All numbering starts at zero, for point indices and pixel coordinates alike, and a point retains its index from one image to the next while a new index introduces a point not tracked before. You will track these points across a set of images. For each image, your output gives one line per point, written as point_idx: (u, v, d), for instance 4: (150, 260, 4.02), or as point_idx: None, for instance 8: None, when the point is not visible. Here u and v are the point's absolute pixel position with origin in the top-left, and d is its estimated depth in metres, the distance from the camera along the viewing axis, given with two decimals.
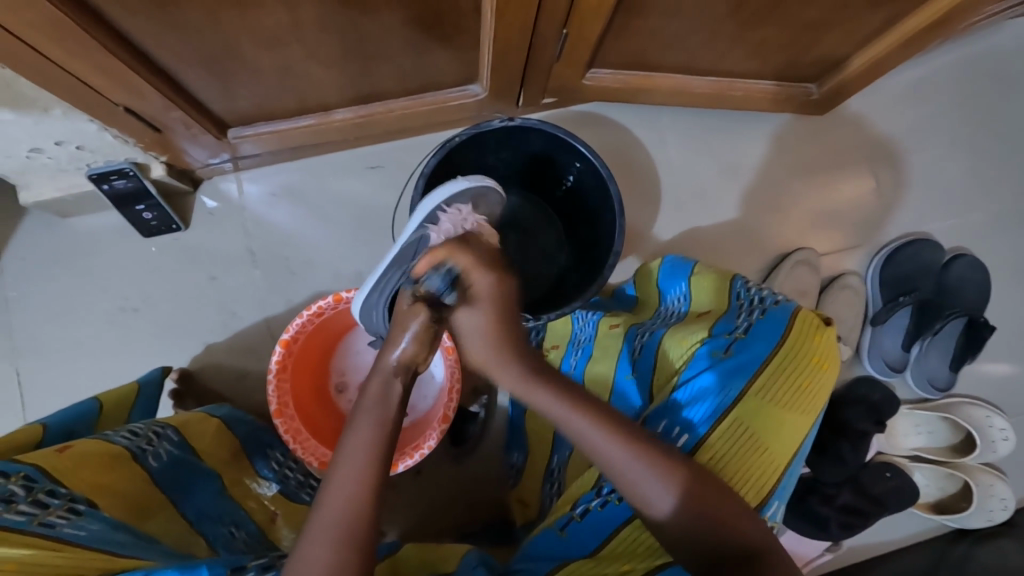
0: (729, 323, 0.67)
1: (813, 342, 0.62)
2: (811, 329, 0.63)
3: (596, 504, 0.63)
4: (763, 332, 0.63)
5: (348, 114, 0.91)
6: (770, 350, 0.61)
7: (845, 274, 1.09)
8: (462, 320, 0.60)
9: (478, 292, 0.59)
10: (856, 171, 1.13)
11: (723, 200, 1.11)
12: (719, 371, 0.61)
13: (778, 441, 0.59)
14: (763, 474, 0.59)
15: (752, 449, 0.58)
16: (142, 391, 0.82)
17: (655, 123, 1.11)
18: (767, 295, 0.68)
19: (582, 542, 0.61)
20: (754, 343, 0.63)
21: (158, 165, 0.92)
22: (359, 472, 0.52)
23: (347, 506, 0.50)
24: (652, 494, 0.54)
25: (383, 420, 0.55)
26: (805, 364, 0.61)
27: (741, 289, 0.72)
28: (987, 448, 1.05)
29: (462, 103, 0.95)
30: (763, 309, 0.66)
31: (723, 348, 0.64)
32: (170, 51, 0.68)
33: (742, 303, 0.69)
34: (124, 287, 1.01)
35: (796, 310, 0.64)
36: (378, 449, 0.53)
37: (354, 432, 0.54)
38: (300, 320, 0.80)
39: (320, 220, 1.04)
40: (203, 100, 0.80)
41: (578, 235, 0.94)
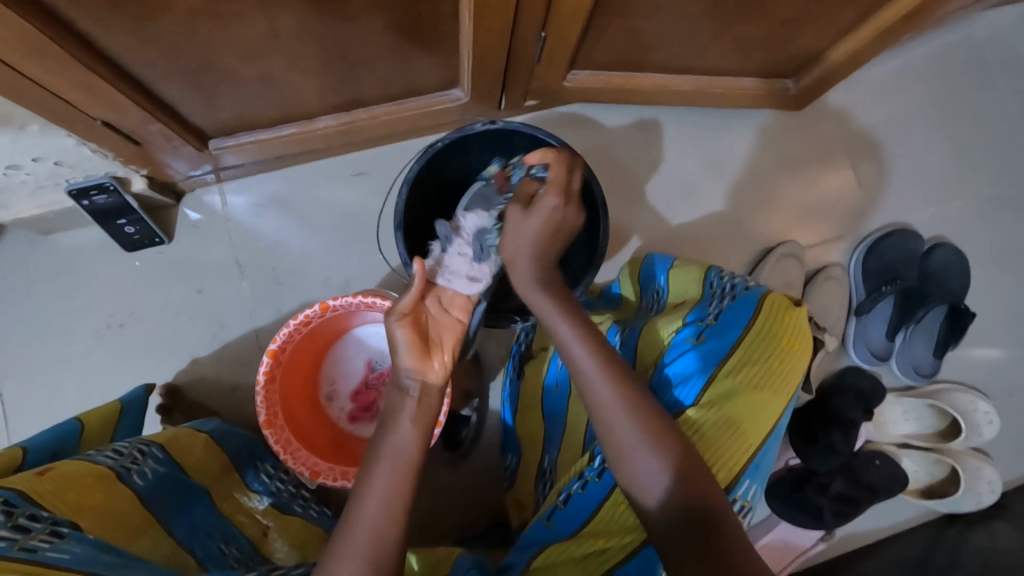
0: (702, 310, 0.68)
1: (780, 323, 0.62)
2: (779, 310, 0.63)
3: (578, 487, 0.62)
4: (734, 317, 0.64)
5: (332, 122, 0.92)
6: (739, 333, 0.62)
7: (828, 266, 1.11)
8: (513, 217, 0.63)
9: (541, 204, 0.62)
10: (837, 163, 1.14)
11: (708, 196, 1.12)
12: (697, 354, 0.63)
13: (751, 420, 0.57)
14: (734, 454, 0.56)
15: (723, 429, 0.57)
16: (124, 412, 0.80)
17: (639, 123, 1.12)
18: (738, 282, 0.69)
19: (568, 521, 0.62)
20: (725, 327, 0.64)
21: (140, 178, 0.91)
22: (383, 501, 0.51)
23: (377, 539, 0.49)
24: (647, 479, 0.54)
25: (407, 453, 0.54)
26: (772, 343, 0.61)
27: (714, 278, 0.72)
28: (972, 431, 1.07)
29: (444, 107, 0.96)
30: (734, 295, 0.67)
31: (697, 335, 0.65)
32: (148, 64, 0.68)
33: (715, 291, 0.70)
34: (109, 302, 1.00)
35: (766, 293, 0.65)
36: (401, 484, 0.52)
37: (380, 465, 0.53)
38: (287, 329, 0.78)
39: (307, 226, 1.04)
40: (183, 112, 0.80)
41: None
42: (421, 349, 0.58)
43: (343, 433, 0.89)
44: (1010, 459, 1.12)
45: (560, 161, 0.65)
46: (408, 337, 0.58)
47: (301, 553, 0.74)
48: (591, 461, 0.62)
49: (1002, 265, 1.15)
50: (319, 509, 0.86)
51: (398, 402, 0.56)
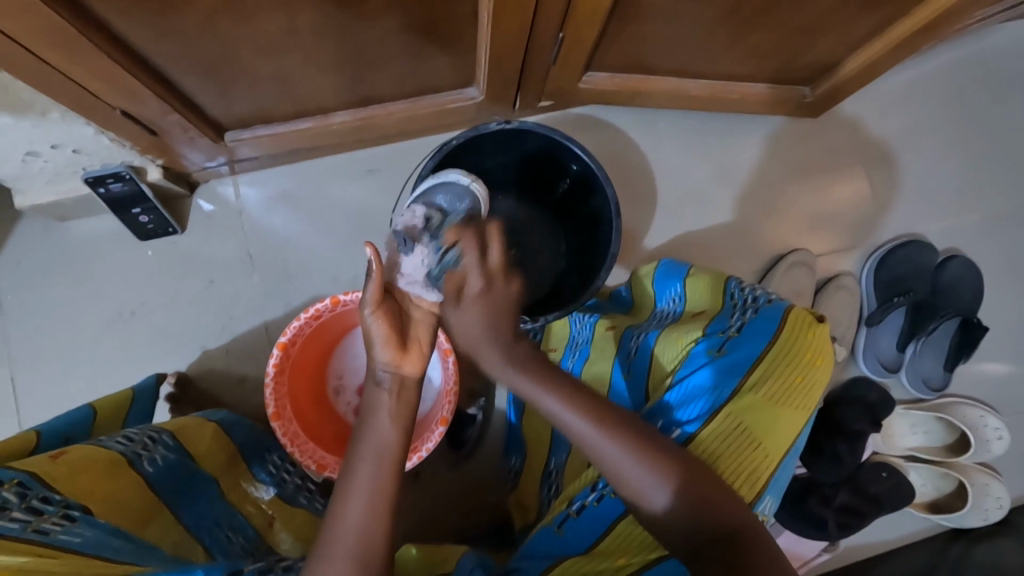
0: (723, 322, 0.68)
1: (804, 338, 0.62)
2: (803, 326, 0.63)
3: (592, 500, 0.63)
4: (757, 329, 0.64)
5: (346, 118, 0.92)
6: (763, 346, 0.62)
7: (839, 276, 1.10)
8: (450, 316, 0.60)
9: (466, 296, 0.59)
10: (850, 173, 1.14)
11: (719, 201, 1.11)
12: (714, 368, 0.63)
13: (772, 435, 0.58)
14: (755, 469, 0.57)
15: (744, 443, 0.58)
16: (137, 399, 0.81)
17: (652, 126, 1.12)
18: (760, 294, 0.69)
19: (580, 538, 0.62)
20: (748, 339, 0.64)
21: (155, 167, 0.91)
22: (367, 494, 0.51)
23: (364, 534, 0.50)
24: (645, 487, 0.54)
25: (387, 445, 0.53)
26: (795, 359, 0.61)
27: (735, 289, 0.73)
28: (982, 447, 1.06)
29: (459, 106, 0.96)
30: (757, 308, 0.67)
31: (717, 347, 0.65)
32: (169, 56, 0.69)
33: (736, 302, 0.71)
34: (121, 290, 1.00)
35: (789, 307, 0.65)
36: (384, 476, 0.52)
37: (360, 458, 0.53)
38: (297, 323, 0.78)
39: (319, 220, 1.04)
40: (201, 104, 0.81)
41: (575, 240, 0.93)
42: (396, 342, 0.56)
43: (349, 427, 0.89)
44: (1018, 476, 1.10)
45: (467, 236, 0.59)
46: (383, 330, 0.56)
47: (305, 544, 0.74)
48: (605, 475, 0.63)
49: (1015, 279, 1.14)
50: (324, 501, 0.87)
51: (374, 392, 0.56)
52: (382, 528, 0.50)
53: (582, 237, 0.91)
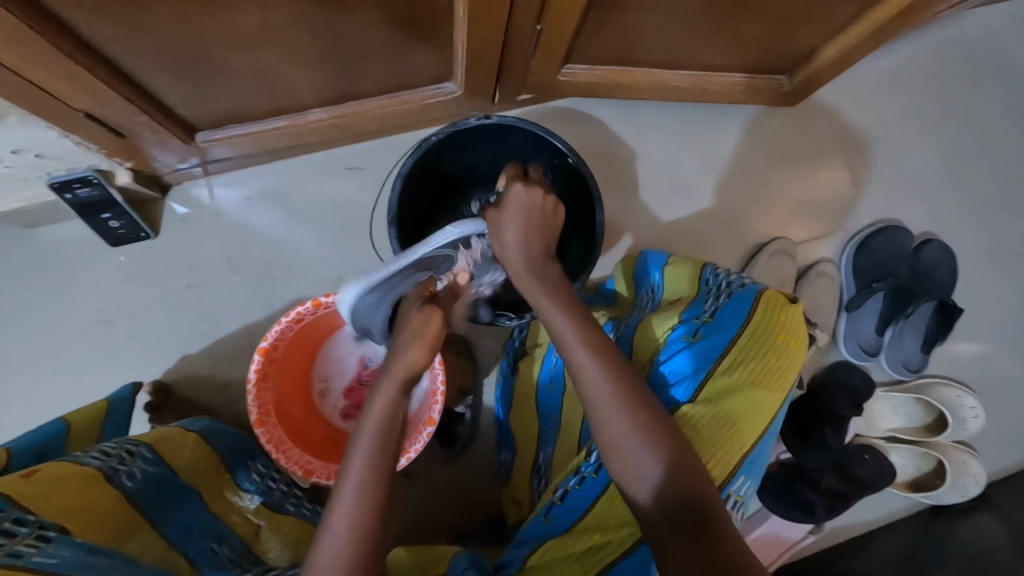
0: (698, 307, 0.66)
1: (777, 320, 0.61)
2: (776, 307, 0.61)
3: (574, 483, 0.61)
4: (731, 314, 0.62)
5: (324, 115, 0.90)
6: (736, 331, 0.60)
7: (819, 263, 1.12)
8: (491, 222, 0.63)
9: (507, 199, 0.62)
10: (829, 160, 1.15)
11: (701, 192, 1.12)
12: (691, 354, 0.61)
13: (747, 416, 0.56)
14: (732, 451, 0.55)
15: (721, 425, 0.55)
16: (112, 411, 0.78)
17: (633, 118, 1.12)
18: (734, 279, 0.67)
19: (563, 520, 0.61)
20: (721, 325, 0.61)
21: (123, 171, 0.88)
22: (362, 480, 0.50)
23: (354, 512, 0.49)
24: (637, 467, 0.52)
25: (384, 419, 0.53)
26: (768, 341, 0.59)
27: (710, 275, 0.72)
28: (959, 426, 1.08)
29: (438, 101, 0.95)
30: (730, 292, 0.65)
31: (692, 332, 0.63)
32: (135, 55, 0.66)
33: (711, 288, 0.69)
34: (94, 298, 0.97)
35: (761, 290, 0.63)
36: (378, 453, 0.52)
37: (361, 432, 0.53)
38: (279, 326, 0.76)
39: (298, 221, 1.02)
40: (170, 104, 0.78)
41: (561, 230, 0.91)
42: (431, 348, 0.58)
43: (335, 430, 0.88)
44: (995, 453, 1.14)
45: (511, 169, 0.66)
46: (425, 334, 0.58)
47: (294, 550, 0.73)
48: (588, 456, 0.61)
49: (989, 261, 1.17)
50: (313, 508, 0.85)
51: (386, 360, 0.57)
52: (375, 506, 0.50)
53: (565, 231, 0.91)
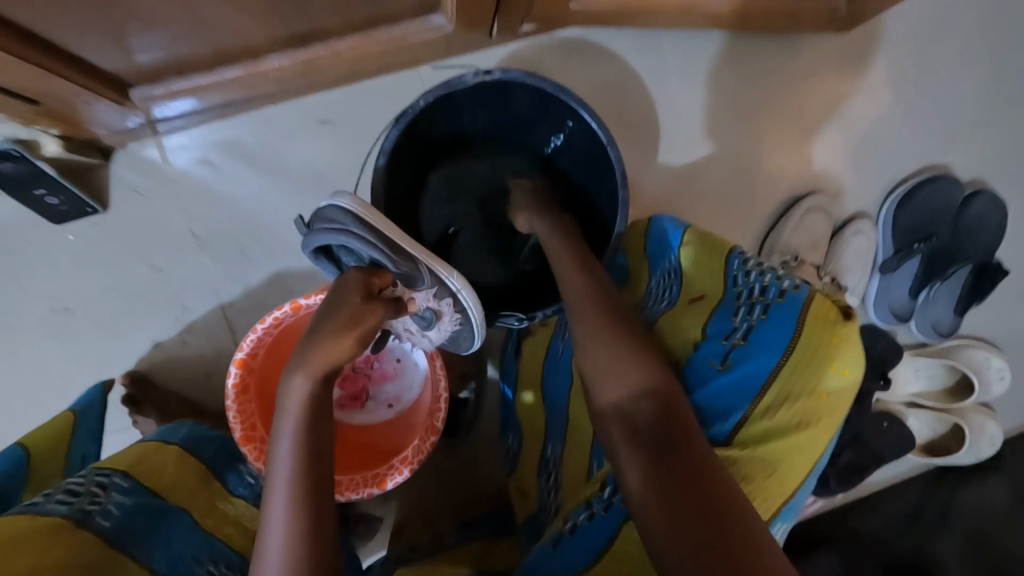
0: (725, 322, 0.58)
1: (826, 347, 0.50)
2: (823, 330, 0.51)
3: (584, 518, 0.57)
4: (767, 338, 0.54)
5: (285, 62, 0.74)
6: (774, 363, 0.52)
7: (857, 219, 1.00)
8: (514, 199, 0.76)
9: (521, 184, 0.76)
10: (880, 96, 0.99)
11: (731, 139, 0.98)
12: (719, 387, 0.55)
13: (784, 463, 0.49)
14: (766, 502, 0.49)
15: (755, 477, 0.49)
16: (81, 418, 0.70)
17: (656, 48, 0.94)
18: (769, 282, 0.56)
19: (575, 558, 0.56)
20: (755, 351, 0.54)
21: (50, 139, 0.74)
22: (301, 399, 0.51)
23: (292, 494, 0.47)
24: (606, 370, 0.54)
25: (303, 408, 0.51)
26: (810, 376, 0.50)
27: (738, 272, 0.60)
28: (983, 390, 1.04)
29: (424, 38, 0.78)
30: (766, 305, 0.55)
31: (721, 357, 0.56)
32: (22, 3, 0.50)
33: (740, 292, 0.59)
34: (43, 283, 0.86)
35: (805, 307, 0.52)
36: (303, 442, 0.49)
37: (280, 429, 0.51)
38: (255, 334, 0.67)
39: (268, 187, 0.89)
40: (88, 59, 0.62)
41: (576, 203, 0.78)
42: (359, 336, 0.55)
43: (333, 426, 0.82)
44: (1013, 411, 1.11)
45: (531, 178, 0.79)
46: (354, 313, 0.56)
47: None
48: (601, 492, 0.57)
49: None
50: None
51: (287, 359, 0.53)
52: (312, 491, 0.48)
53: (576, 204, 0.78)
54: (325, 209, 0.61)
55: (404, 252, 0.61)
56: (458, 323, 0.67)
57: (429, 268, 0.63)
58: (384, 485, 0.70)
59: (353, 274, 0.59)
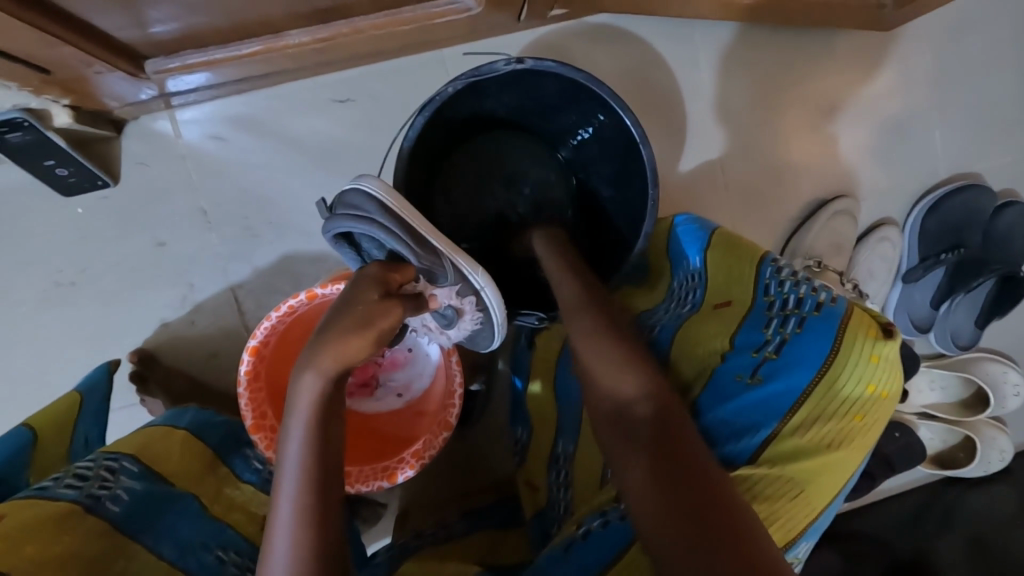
0: (755, 333, 0.57)
1: (865, 367, 0.49)
2: (863, 347, 0.50)
3: (599, 524, 0.57)
4: (802, 354, 0.52)
5: (305, 38, 0.71)
6: (809, 380, 0.51)
7: (883, 226, 0.98)
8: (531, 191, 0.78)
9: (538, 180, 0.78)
10: (914, 97, 0.96)
11: (757, 134, 0.94)
12: (748, 401, 0.54)
13: (814, 481, 0.49)
14: (793, 520, 0.48)
15: (785, 495, 0.48)
16: (87, 399, 0.68)
17: (688, 38, 0.91)
18: (805, 294, 0.55)
19: (588, 563, 0.55)
20: (790, 366, 0.52)
21: (61, 110, 0.71)
22: (311, 400, 0.50)
23: (298, 499, 0.47)
24: (606, 377, 0.54)
25: (314, 411, 0.50)
26: (847, 396, 0.50)
27: (770, 279, 0.58)
28: (998, 404, 1.03)
29: (450, 20, 0.75)
30: (801, 318, 0.54)
31: (751, 371, 0.55)
32: None
33: (771, 302, 0.57)
34: (49, 255, 0.83)
35: (841, 322, 0.51)
36: (313, 447, 0.49)
37: (290, 430, 0.50)
38: (268, 322, 0.66)
39: (284, 164, 0.86)
40: (102, 26, 0.60)
41: (602, 197, 0.77)
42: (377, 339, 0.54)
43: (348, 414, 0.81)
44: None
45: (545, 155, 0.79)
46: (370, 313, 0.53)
47: None
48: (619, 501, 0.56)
49: None
50: None
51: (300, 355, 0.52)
52: (318, 493, 0.48)
53: (590, 195, 0.78)
54: (355, 194, 0.60)
55: (427, 246, 0.60)
56: (478, 322, 0.66)
57: (452, 263, 0.61)
58: (395, 477, 0.69)
59: (375, 268, 0.57)
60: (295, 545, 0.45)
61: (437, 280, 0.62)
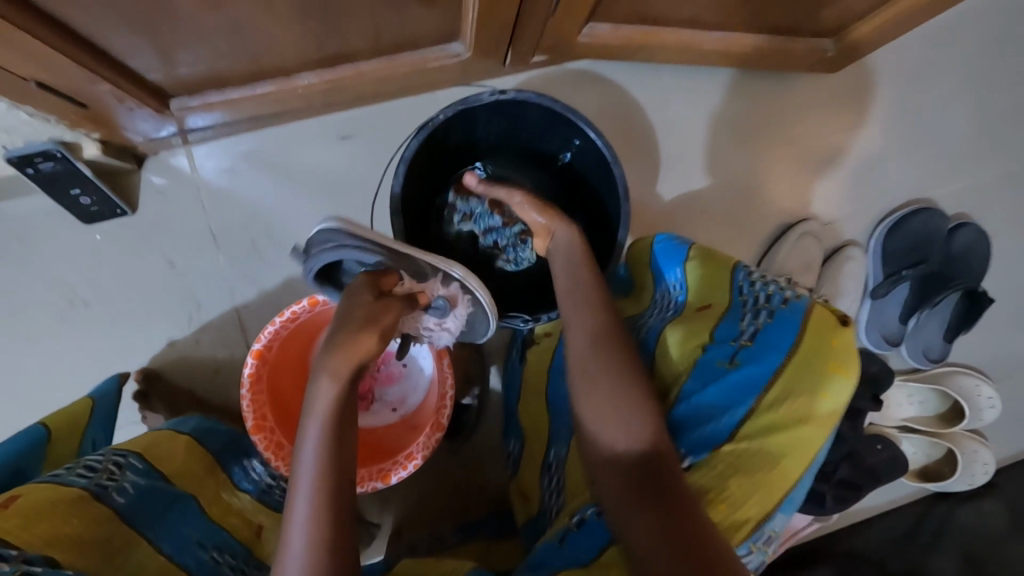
0: (733, 325, 0.60)
1: (828, 348, 0.54)
2: (825, 332, 0.55)
3: (593, 512, 0.58)
4: (773, 338, 0.57)
5: (314, 80, 0.80)
6: (779, 361, 0.55)
7: (847, 246, 1.05)
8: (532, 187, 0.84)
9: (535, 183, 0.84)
10: (866, 129, 1.06)
11: (724, 163, 1.03)
12: (725, 385, 0.57)
13: (785, 453, 0.52)
14: (769, 492, 0.51)
15: (760, 467, 0.52)
16: (99, 404, 0.72)
17: (657, 80, 1.01)
18: (774, 291, 0.60)
19: (582, 549, 0.57)
20: (762, 352, 0.56)
21: (90, 142, 0.80)
22: (326, 405, 0.54)
23: (313, 500, 0.51)
24: (606, 430, 0.55)
25: (329, 414, 0.54)
26: (815, 375, 0.53)
27: (743, 282, 0.64)
28: (975, 416, 1.06)
29: (443, 64, 0.84)
30: (770, 310, 0.59)
31: (729, 357, 0.58)
32: (85, 11, 0.56)
33: (747, 300, 0.62)
34: (69, 278, 0.90)
35: (809, 311, 0.57)
36: (328, 448, 0.52)
37: (307, 431, 0.53)
38: (272, 327, 0.71)
39: (290, 193, 0.93)
40: (136, 67, 0.68)
41: (591, 203, 0.83)
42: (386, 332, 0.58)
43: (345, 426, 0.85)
44: (1006, 440, 1.12)
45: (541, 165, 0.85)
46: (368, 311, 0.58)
47: None
48: None
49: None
50: None
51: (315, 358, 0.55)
52: (334, 490, 0.52)
53: (586, 193, 0.83)
54: (315, 233, 0.66)
55: (392, 247, 0.65)
56: (471, 305, 0.68)
57: (429, 263, 0.67)
58: (388, 479, 0.72)
59: (362, 277, 0.62)
60: (311, 544, 0.49)
61: (423, 278, 0.66)
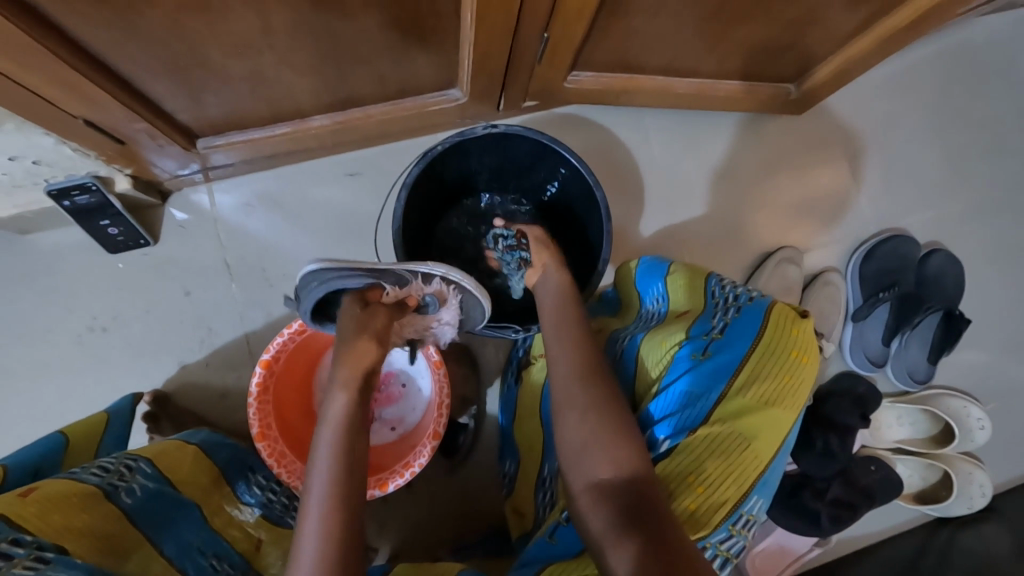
0: (705, 322, 0.64)
1: (789, 337, 0.60)
2: (786, 322, 0.61)
3: None
4: (741, 330, 0.61)
5: (325, 121, 0.89)
6: (748, 347, 0.60)
7: (826, 272, 1.11)
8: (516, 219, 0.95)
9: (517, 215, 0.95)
10: (835, 165, 1.14)
11: (704, 197, 1.11)
12: (697, 373, 0.60)
13: (755, 433, 0.56)
14: (744, 470, 0.55)
15: (734, 446, 0.55)
16: (112, 421, 0.76)
17: (638, 122, 1.11)
18: (742, 292, 0.65)
19: (570, 542, 0.59)
20: (732, 343, 0.61)
21: (122, 177, 0.88)
22: (342, 412, 0.57)
23: (325, 501, 0.53)
24: (581, 462, 0.58)
25: (341, 420, 0.56)
26: (780, 361, 0.58)
27: (716, 287, 0.68)
28: (965, 436, 1.08)
29: (442, 107, 0.93)
30: (738, 307, 0.64)
31: (701, 349, 0.62)
32: (132, 58, 0.65)
33: (718, 301, 0.66)
34: (91, 304, 0.96)
35: (772, 303, 0.62)
36: (340, 453, 0.54)
37: (322, 436, 0.56)
38: (281, 337, 0.77)
39: (300, 225, 1.01)
40: (169, 109, 0.77)
41: (574, 228, 0.91)
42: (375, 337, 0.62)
43: None
44: (1001, 463, 1.13)
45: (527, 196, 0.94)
46: (356, 324, 0.63)
47: None
48: None
49: (996, 271, 1.16)
50: None
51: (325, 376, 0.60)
52: (344, 495, 0.53)
53: (564, 216, 0.92)
54: (297, 280, 0.67)
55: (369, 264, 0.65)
56: (461, 294, 0.71)
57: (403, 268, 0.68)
58: (385, 487, 0.74)
59: (349, 300, 0.65)
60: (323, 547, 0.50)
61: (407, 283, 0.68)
